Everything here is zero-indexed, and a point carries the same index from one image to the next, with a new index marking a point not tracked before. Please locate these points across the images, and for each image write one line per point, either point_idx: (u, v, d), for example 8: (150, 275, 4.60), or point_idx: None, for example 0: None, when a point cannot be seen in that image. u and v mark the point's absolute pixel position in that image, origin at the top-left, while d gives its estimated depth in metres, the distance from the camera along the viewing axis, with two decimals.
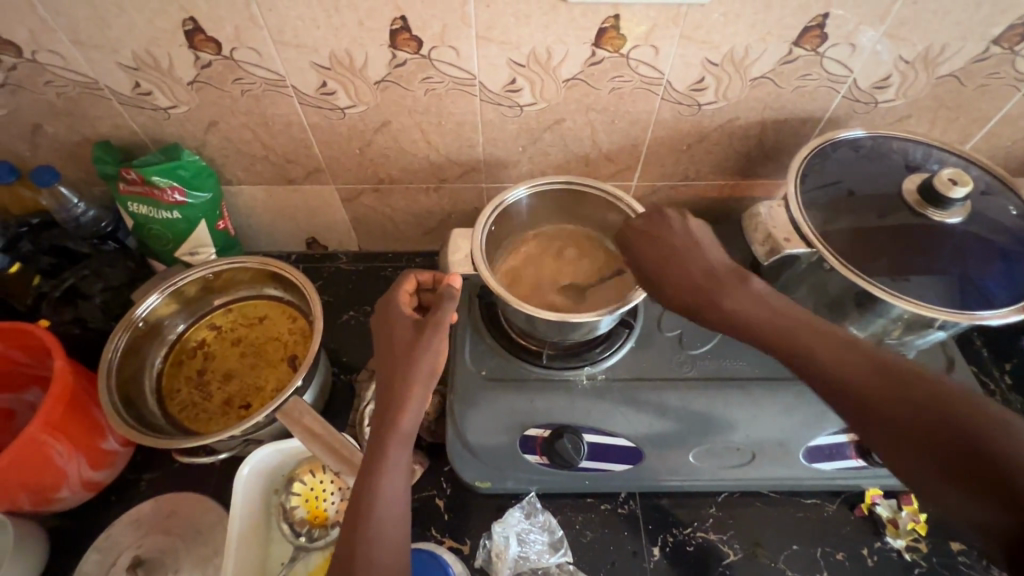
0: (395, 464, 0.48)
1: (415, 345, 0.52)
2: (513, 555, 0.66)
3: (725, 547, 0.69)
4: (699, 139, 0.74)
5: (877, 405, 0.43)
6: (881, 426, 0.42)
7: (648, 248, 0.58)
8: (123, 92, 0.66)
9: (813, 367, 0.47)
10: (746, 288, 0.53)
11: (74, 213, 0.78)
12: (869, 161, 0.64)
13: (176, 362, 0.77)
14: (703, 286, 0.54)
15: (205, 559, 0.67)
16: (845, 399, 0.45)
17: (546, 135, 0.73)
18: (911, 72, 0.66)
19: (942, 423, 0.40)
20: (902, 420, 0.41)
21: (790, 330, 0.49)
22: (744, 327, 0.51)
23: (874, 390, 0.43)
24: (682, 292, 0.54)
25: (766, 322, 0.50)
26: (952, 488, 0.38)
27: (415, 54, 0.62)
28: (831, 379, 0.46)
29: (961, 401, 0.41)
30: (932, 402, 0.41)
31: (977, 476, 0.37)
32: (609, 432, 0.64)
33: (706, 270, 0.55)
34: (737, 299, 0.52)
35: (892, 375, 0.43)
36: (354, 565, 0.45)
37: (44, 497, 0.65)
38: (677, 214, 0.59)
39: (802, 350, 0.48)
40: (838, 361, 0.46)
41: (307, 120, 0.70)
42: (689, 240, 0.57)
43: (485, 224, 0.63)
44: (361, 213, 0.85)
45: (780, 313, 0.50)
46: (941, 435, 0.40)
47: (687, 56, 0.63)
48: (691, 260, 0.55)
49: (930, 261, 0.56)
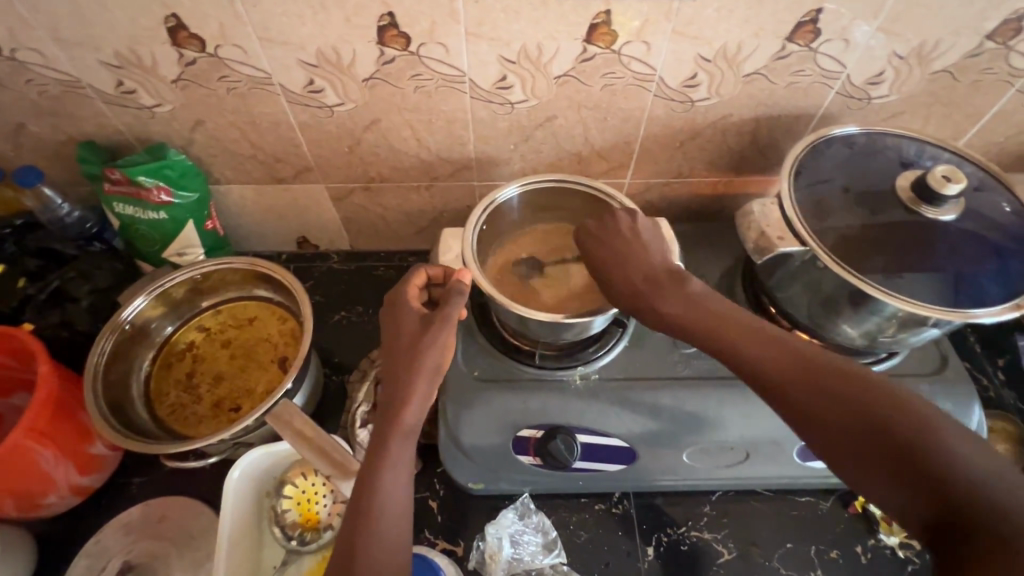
0: (396, 460, 0.47)
1: (420, 339, 0.51)
2: (507, 557, 0.66)
3: (720, 546, 0.69)
4: (692, 136, 0.73)
5: (805, 403, 0.44)
6: (810, 423, 0.44)
7: (600, 251, 0.58)
8: (106, 90, 0.65)
9: (745, 368, 0.48)
10: (686, 289, 0.54)
11: (58, 214, 0.76)
12: (862, 157, 0.63)
13: (164, 365, 0.76)
14: (649, 288, 0.54)
15: (196, 563, 0.67)
16: (778, 398, 0.46)
17: (537, 133, 0.72)
18: (905, 68, 0.65)
19: (868, 416, 0.41)
20: (831, 417, 0.43)
21: (726, 331, 0.50)
22: (682, 328, 0.52)
23: (800, 386, 0.45)
24: (625, 295, 0.55)
25: (701, 322, 0.51)
26: (875, 477, 0.40)
27: (403, 50, 0.61)
28: (765, 380, 0.47)
29: (884, 393, 0.42)
30: (853, 397, 0.43)
31: (900, 467, 0.39)
32: (602, 432, 0.63)
33: (646, 274, 0.55)
34: (673, 302, 0.53)
35: (816, 370, 0.45)
36: (354, 561, 0.44)
37: (31, 502, 0.64)
38: (625, 213, 0.59)
39: (735, 352, 0.49)
40: (763, 355, 0.48)
41: (295, 118, 0.69)
42: (641, 244, 0.57)
43: (477, 223, 0.62)
44: (352, 211, 0.84)
45: (718, 314, 0.51)
46: (862, 427, 0.41)
47: (680, 52, 0.62)
48: (631, 262, 0.56)
49: (924, 258, 0.56)
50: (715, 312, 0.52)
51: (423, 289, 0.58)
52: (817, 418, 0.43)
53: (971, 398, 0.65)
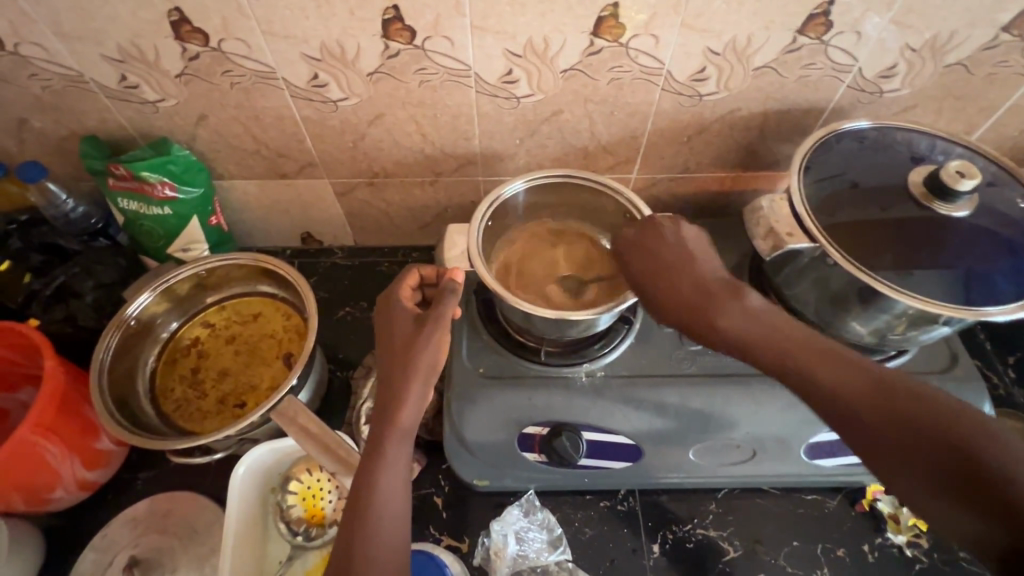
0: (392, 461, 0.47)
1: (414, 339, 0.51)
2: (512, 553, 0.66)
3: (725, 543, 0.68)
4: (700, 130, 0.72)
5: (888, 432, 0.42)
6: (887, 453, 0.41)
7: (643, 260, 0.56)
8: (109, 85, 0.65)
9: (817, 390, 0.46)
10: (748, 308, 0.51)
11: (64, 209, 0.76)
12: (873, 152, 0.62)
13: (169, 361, 0.76)
14: (706, 307, 0.52)
15: (202, 559, 0.67)
16: (851, 424, 0.43)
17: (543, 127, 0.71)
18: (918, 60, 0.64)
19: (962, 453, 0.39)
20: (913, 449, 0.40)
21: (797, 354, 0.48)
22: (745, 346, 0.50)
23: (880, 413, 0.42)
24: (677, 310, 0.53)
25: (764, 338, 0.49)
26: (960, 513, 0.38)
27: (408, 44, 0.60)
28: (837, 404, 0.44)
29: (975, 427, 0.40)
30: (940, 428, 0.40)
31: (985, 502, 0.37)
32: (608, 429, 0.63)
33: (699, 286, 0.54)
34: (734, 317, 0.51)
35: (896, 396, 0.43)
36: (350, 565, 0.44)
37: (38, 498, 0.64)
38: (669, 222, 0.58)
39: (808, 374, 0.46)
40: (845, 383, 0.45)
41: (299, 113, 0.68)
42: (685, 254, 0.56)
43: (482, 218, 0.62)
44: (356, 207, 0.84)
45: (784, 331, 0.49)
46: (950, 462, 0.39)
47: (688, 45, 0.61)
48: (684, 275, 0.54)
49: (937, 255, 0.55)
50: (782, 333, 0.49)
51: (416, 289, 0.58)
52: (897, 449, 0.41)
53: (982, 397, 0.64)
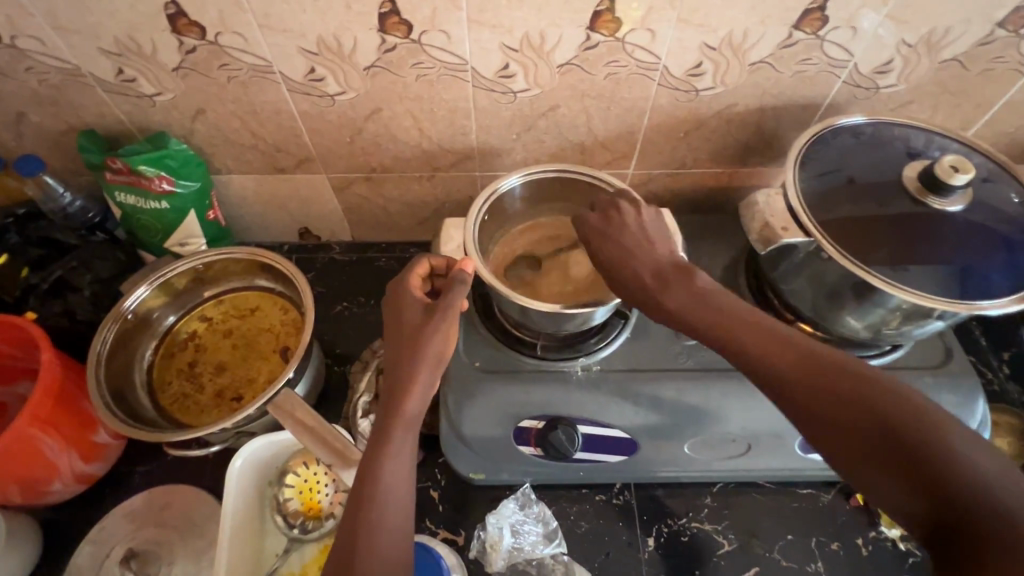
0: (398, 449, 0.47)
1: (422, 327, 0.51)
2: (508, 546, 0.67)
3: (720, 537, 0.69)
4: (697, 126, 0.72)
5: (811, 401, 0.43)
6: (813, 421, 0.43)
7: (606, 247, 0.57)
8: (106, 79, 0.65)
9: (754, 367, 0.47)
10: (694, 285, 0.53)
11: (62, 203, 0.76)
12: (868, 148, 0.63)
13: (167, 355, 0.76)
14: (656, 286, 0.53)
15: (199, 551, 0.67)
16: (785, 398, 0.45)
17: (540, 122, 0.71)
18: (914, 56, 0.64)
19: (878, 419, 0.40)
20: (834, 417, 0.42)
21: (734, 328, 0.49)
22: (688, 325, 0.51)
23: (804, 383, 0.44)
24: (632, 288, 0.55)
25: (708, 318, 0.50)
26: (876, 476, 0.39)
27: (405, 38, 0.60)
28: (771, 378, 0.46)
29: (893, 394, 0.41)
30: (865, 396, 0.41)
31: (897, 467, 0.38)
32: (603, 423, 0.63)
33: (656, 269, 0.55)
34: (680, 297, 0.52)
35: (823, 368, 0.44)
36: (355, 551, 0.44)
37: (36, 490, 0.64)
38: (631, 208, 0.59)
39: (743, 350, 0.48)
40: (774, 356, 0.46)
41: (296, 107, 0.69)
42: (643, 238, 0.57)
43: (479, 213, 0.62)
44: (353, 202, 0.84)
45: (725, 308, 0.50)
46: (870, 428, 0.40)
47: (684, 40, 0.61)
48: (639, 256, 0.55)
49: (931, 250, 0.55)
50: (722, 310, 0.50)
51: (425, 279, 0.58)
52: (821, 417, 0.42)
53: (975, 391, 0.65)
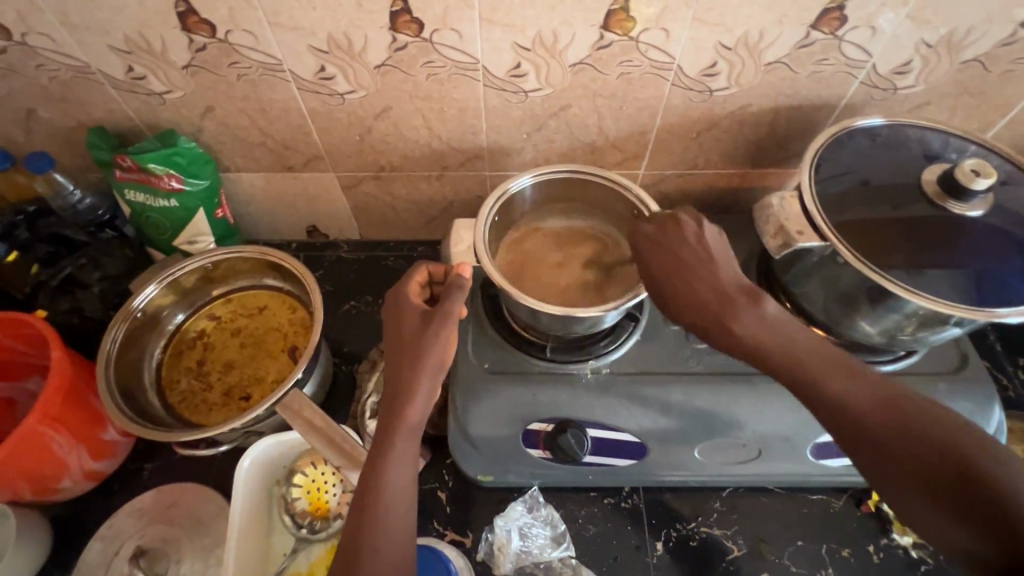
0: (402, 454, 0.47)
1: (422, 335, 0.51)
2: (515, 549, 0.67)
3: (729, 542, 0.68)
4: (709, 126, 0.71)
5: (884, 443, 0.42)
6: (886, 465, 0.42)
7: (656, 259, 0.55)
8: (116, 76, 0.64)
9: (830, 405, 0.45)
10: (763, 312, 0.50)
11: (71, 200, 0.76)
12: (885, 150, 0.62)
13: (175, 353, 0.76)
14: (721, 312, 0.50)
15: (207, 549, 0.67)
16: (863, 440, 0.43)
17: (551, 122, 0.70)
18: (933, 57, 0.63)
19: (961, 471, 0.39)
20: (908, 461, 0.41)
21: (804, 360, 0.47)
22: (757, 353, 0.49)
23: (884, 427, 0.42)
24: (696, 314, 0.51)
25: (776, 347, 0.48)
26: (947, 521, 0.39)
27: (416, 36, 0.60)
28: (842, 415, 0.44)
29: (967, 436, 0.41)
30: (939, 437, 0.41)
31: (983, 520, 0.37)
32: (613, 426, 0.63)
33: (719, 291, 0.52)
34: (749, 324, 0.49)
35: (899, 408, 0.43)
36: (358, 559, 0.44)
37: (46, 487, 0.64)
38: (692, 222, 0.55)
39: (815, 384, 0.46)
40: (853, 393, 0.44)
41: (305, 106, 0.68)
42: (704, 255, 0.53)
43: (488, 213, 0.61)
44: (362, 201, 0.84)
45: (797, 340, 0.48)
46: (955, 482, 0.39)
47: (699, 40, 0.60)
48: (704, 280, 0.52)
49: (949, 255, 0.54)
50: (793, 340, 0.48)
51: (424, 286, 0.58)
52: (892, 459, 0.41)
53: (991, 398, 0.64)
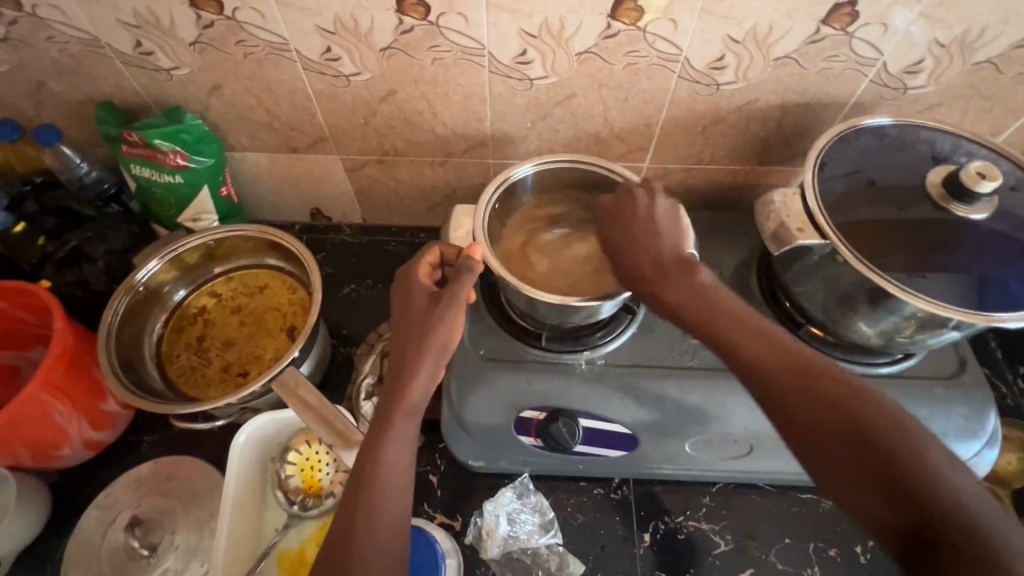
0: (400, 432, 0.48)
1: (429, 314, 0.52)
2: (503, 534, 0.67)
3: (717, 537, 0.68)
4: (716, 121, 0.71)
5: (797, 409, 0.44)
6: (799, 428, 0.43)
7: (613, 230, 0.59)
8: (124, 50, 0.65)
9: (750, 372, 0.48)
10: (695, 283, 0.53)
11: (79, 172, 0.77)
12: (891, 150, 0.61)
13: (176, 328, 0.77)
14: (657, 278, 0.55)
15: (200, 522, 0.68)
16: (779, 405, 0.45)
17: (556, 111, 0.70)
18: (945, 57, 0.62)
19: (852, 426, 0.41)
20: (819, 425, 0.42)
21: (728, 331, 0.50)
22: (688, 321, 0.52)
23: (791, 389, 0.45)
24: (635, 280, 0.56)
25: (706, 317, 0.51)
26: (851, 484, 0.40)
27: (422, 20, 0.59)
28: (760, 380, 0.47)
29: (870, 398, 0.42)
30: (848, 401, 0.42)
31: (870, 472, 0.39)
32: (605, 417, 0.63)
33: (658, 261, 0.55)
34: (679, 292, 0.53)
35: (814, 375, 0.45)
36: (353, 533, 0.44)
37: (45, 454, 0.66)
38: (644, 193, 0.59)
39: (739, 355, 0.48)
40: (767, 362, 0.47)
41: (311, 87, 0.68)
42: (651, 226, 0.57)
43: (489, 201, 0.62)
44: (365, 184, 0.84)
45: (724, 311, 0.51)
46: (847, 435, 0.41)
47: (708, 32, 0.60)
48: (646, 247, 0.56)
49: (951, 259, 0.54)
50: (720, 310, 0.51)
51: (436, 267, 0.58)
52: (804, 424, 0.43)
53: (987, 405, 0.64)
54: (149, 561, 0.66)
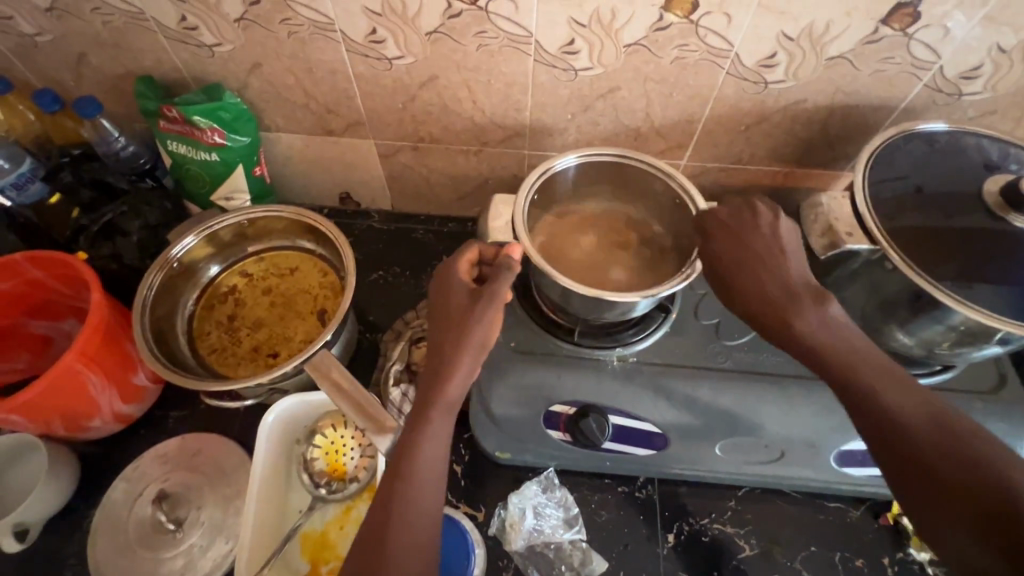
0: (436, 430, 0.48)
1: (469, 312, 0.51)
2: (528, 527, 0.67)
3: (741, 541, 0.68)
4: (760, 120, 0.70)
5: (935, 466, 0.42)
6: (939, 490, 0.41)
7: (725, 245, 0.55)
8: (168, 25, 0.64)
9: (886, 422, 0.44)
10: (827, 314, 0.49)
11: (115, 146, 0.77)
12: (943, 157, 0.59)
13: (207, 306, 0.77)
14: (785, 306, 0.50)
15: (227, 499, 0.68)
16: (911, 460, 0.43)
17: (598, 104, 0.69)
18: (1005, 62, 0.60)
19: (999, 496, 0.39)
20: (966, 496, 0.40)
21: (862, 369, 0.47)
22: (816, 356, 0.48)
23: (934, 445, 0.42)
24: (762, 307, 0.51)
25: (840, 350, 0.48)
26: (982, 547, 0.39)
27: (471, 5, 0.58)
28: (898, 435, 0.44)
29: (1016, 468, 0.40)
30: (996, 468, 0.40)
31: (1015, 548, 0.37)
32: (635, 415, 0.63)
33: (785, 286, 0.51)
34: (813, 324, 0.49)
35: (958, 436, 0.43)
36: (388, 527, 0.45)
37: (77, 424, 0.66)
38: (767, 211, 0.55)
39: (875, 398, 0.45)
40: (909, 413, 0.44)
41: (352, 69, 0.68)
42: (774, 246, 0.53)
43: (529, 190, 0.61)
44: (398, 170, 0.83)
45: (852, 346, 0.48)
46: (993, 506, 0.39)
47: (762, 27, 0.58)
48: (770, 272, 0.52)
49: (1006, 269, 0.52)
50: (851, 344, 0.48)
51: (475, 266, 0.56)
52: (932, 477, 0.42)
53: None
54: (174, 536, 0.66)
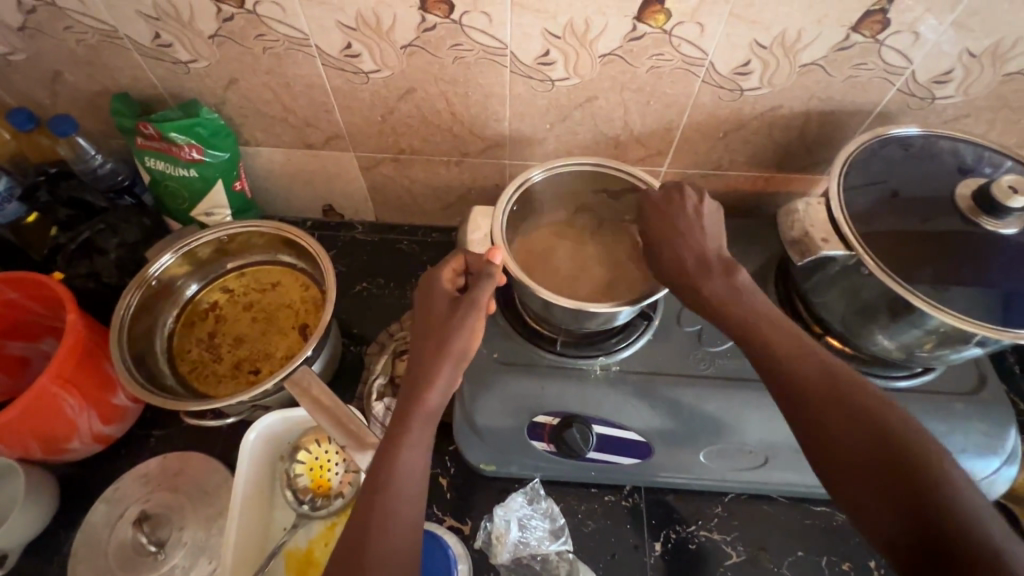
0: (416, 439, 0.47)
1: (448, 319, 0.51)
2: (513, 539, 0.67)
3: (728, 548, 0.68)
4: (737, 126, 0.70)
5: (816, 411, 0.44)
6: (812, 434, 0.44)
7: (656, 223, 0.56)
8: (143, 42, 0.64)
9: (778, 375, 0.47)
10: (734, 283, 0.52)
11: (92, 164, 0.76)
12: (916, 161, 0.60)
13: (188, 323, 0.77)
14: (695, 272, 0.53)
15: (209, 519, 0.68)
16: (795, 406, 0.46)
17: (576, 113, 0.69)
18: (976, 67, 0.61)
19: (876, 442, 0.41)
20: (847, 440, 0.42)
21: (761, 331, 0.49)
22: (721, 316, 0.51)
23: (824, 396, 0.45)
24: (674, 271, 0.54)
25: (741, 315, 0.51)
26: (860, 490, 0.41)
27: (445, 18, 0.58)
28: (791, 390, 0.46)
29: (897, 416, 0.42)
30: (876, 416, 0.42)
31: (892, 490, 0.39)
32: (619, 424, 0.63)
33: (700, 257, 0.54)
34: (719, 288, 0.52)
35: (848, 388, 0.45)
36: (367, 536, 0.44)
37: (55, 446, 0.65)
38: (694, 196, 0.57)
39: (771, 354, 0.48)
40: (800, 368, 0.46)
41: (329, 83, 0.67)
42: (693, 224, 0.56)
43: (508, 202, 0.61)
44: (379, 182, 0.83)
45: (758, 311, 0.51)
46: (867, 452, 0.41)
47: (735, 36, 0.59)
48: (688, 244, 0.54)
49: (979, 271, 0.53)
50: (758, 310, 0.51)
51: (461, 274, 0.56)
52: (818, 425, 0.44)
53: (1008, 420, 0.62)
54: (156, 558, 0.66)
